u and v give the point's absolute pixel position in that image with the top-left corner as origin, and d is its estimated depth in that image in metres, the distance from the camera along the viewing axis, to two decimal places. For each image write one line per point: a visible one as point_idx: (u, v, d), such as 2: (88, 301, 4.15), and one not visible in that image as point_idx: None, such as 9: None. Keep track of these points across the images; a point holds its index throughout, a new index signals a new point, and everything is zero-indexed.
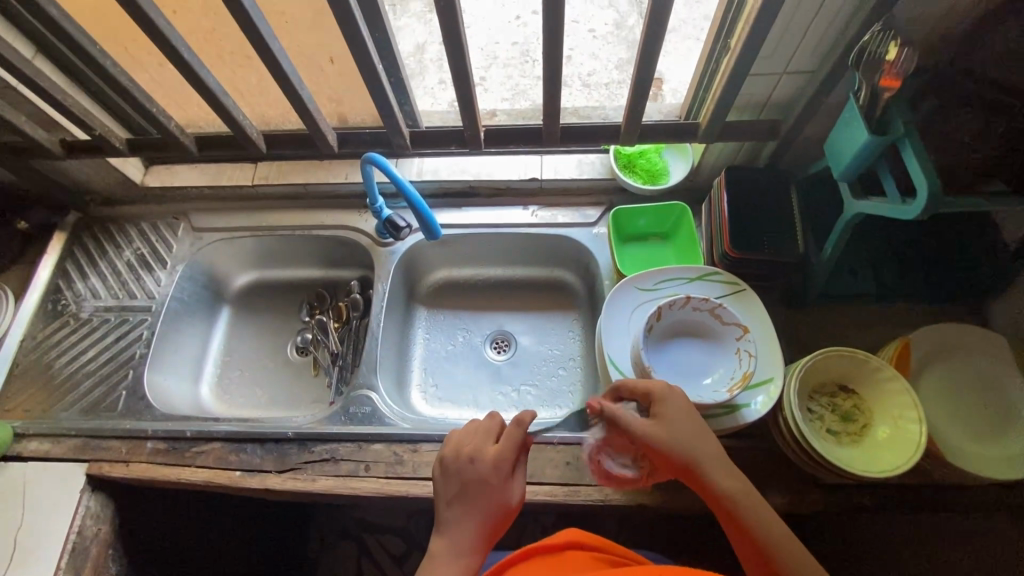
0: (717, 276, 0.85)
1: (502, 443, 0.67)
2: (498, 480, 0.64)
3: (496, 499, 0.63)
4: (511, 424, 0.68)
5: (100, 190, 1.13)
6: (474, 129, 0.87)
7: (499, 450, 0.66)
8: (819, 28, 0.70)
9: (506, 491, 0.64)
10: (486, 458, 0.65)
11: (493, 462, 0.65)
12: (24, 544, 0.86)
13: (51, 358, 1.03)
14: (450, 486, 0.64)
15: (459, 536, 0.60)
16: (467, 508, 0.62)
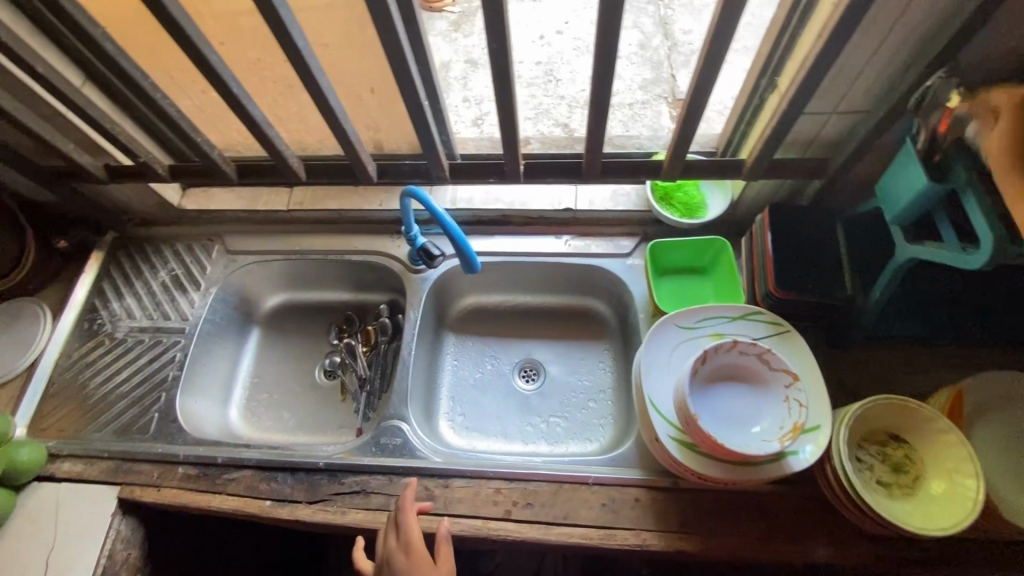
0: (760, 316, 0.83)
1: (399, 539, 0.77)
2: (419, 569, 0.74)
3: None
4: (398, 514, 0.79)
5: (139, 211, 1.14)
6: (514, 162, 0.86)
7: (401, 543, 0.77)
8: (873, 70, 0.68)
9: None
10: (397, 558, 0.75)
11: (404, 559, 0.75)
12: (55, 567, 0.86)
13: (86, 378, 1.04)
14: None
15: None
16: None
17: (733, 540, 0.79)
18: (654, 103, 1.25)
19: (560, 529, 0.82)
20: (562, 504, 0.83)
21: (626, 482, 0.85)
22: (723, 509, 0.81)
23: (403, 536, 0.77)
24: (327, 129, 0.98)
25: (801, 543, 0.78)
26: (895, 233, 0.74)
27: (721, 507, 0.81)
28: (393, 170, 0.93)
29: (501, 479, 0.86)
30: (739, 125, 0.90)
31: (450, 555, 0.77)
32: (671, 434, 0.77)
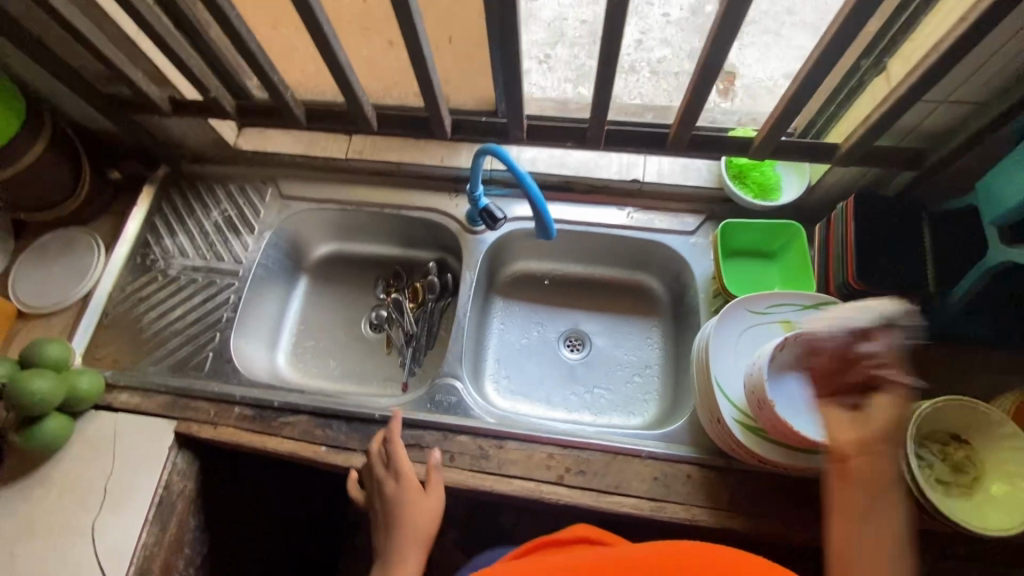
0: (833, 307, 0.82)
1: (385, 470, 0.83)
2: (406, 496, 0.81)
3: (411, 509, 0.80)
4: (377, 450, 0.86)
5: (193, 147, 1.12)
6: (599, 128, 0.84)
7: (388, 473, 0.83)
8: (1007, 60, 0.65)
9: (411, 503, 0.80)
10: (387, 488, 0.82)
11: (393, 489, 0.81)
12: (116, 493, 0.89)
13: (139, 312, 1.04)
14: (380, 517, 0.82)
15: (404, 551, 0.77)
16: (396, 530, 0.79)
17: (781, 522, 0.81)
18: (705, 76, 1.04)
19: (612, 498, 0.84)
20: (615, 474, 0.85)
21: (678, 458, 0.86)
22: (774, 492, 0.83)
23: (391, 466, 0.84)
24: (398, 76, 0.94)
25: None
26: (989, 234, 0.72)
27: (772, 490, 0.82)
28: (468, 127, 0.90)
29: (555, 445, 0.87)
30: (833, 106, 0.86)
31: (439, 481, 0.83)
32: (735, 416, 0.77)
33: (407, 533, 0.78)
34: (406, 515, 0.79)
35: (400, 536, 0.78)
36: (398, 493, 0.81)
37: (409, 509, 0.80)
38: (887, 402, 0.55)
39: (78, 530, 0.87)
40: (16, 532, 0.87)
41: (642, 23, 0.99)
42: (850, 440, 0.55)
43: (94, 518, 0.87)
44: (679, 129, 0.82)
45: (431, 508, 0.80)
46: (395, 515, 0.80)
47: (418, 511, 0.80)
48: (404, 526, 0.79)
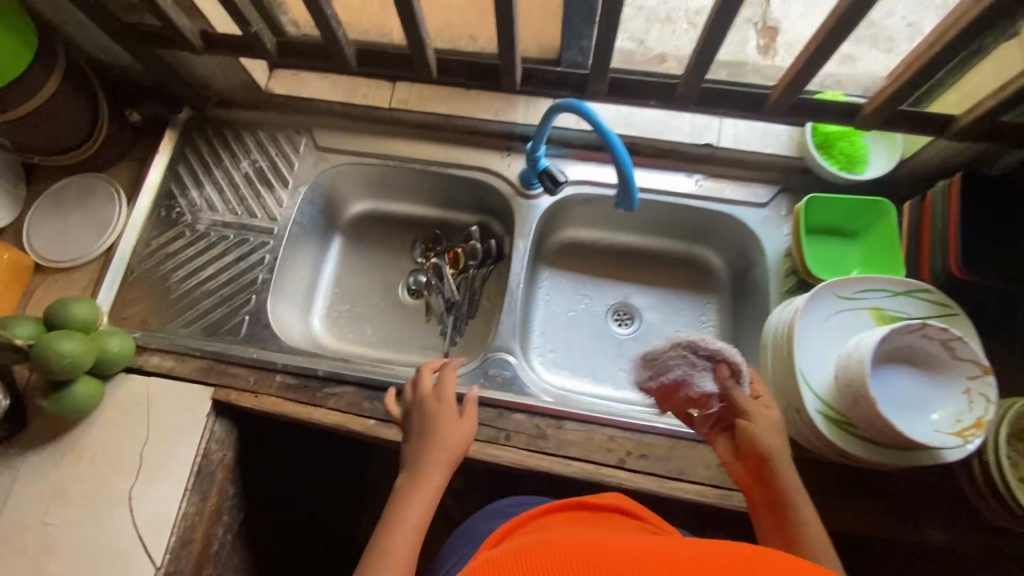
0: (927, 295, 0.76)
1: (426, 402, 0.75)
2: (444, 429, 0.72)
3: (447, 442, 0.70)
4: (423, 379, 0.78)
5: (219, 89, 1.02)
6: (693, 83, 0.72)
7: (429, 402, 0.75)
8: None
9: (447, 425, 0.72)
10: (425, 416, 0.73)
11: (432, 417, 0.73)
12: (153, 460, 0.85)
13: (167, 270, 0.97)
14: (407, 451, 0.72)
15: (423, 486, 0.66)
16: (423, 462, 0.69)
17: (853, 517, 0.77)
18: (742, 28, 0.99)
19: (676, 484, 0.80)
20: (680, 461, 0.81)
21: None
22: (846, 484, 0.79)
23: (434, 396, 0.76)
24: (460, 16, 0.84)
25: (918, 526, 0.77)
26: None
27: (845, 484, 0.79)
28: (537, 77, 0.79)
29: (615, 427, 0.83)
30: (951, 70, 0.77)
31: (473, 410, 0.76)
32: (820, 409, 0.73)
33: (437, 458, 0.68)
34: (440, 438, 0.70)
35: (424, 458, 0.69)
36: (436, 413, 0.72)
37: (444, 430, 0.71)
38: (747, 434, 0.66)
39: (114, 498, 0.83)
40: (49, 498, 0.84)
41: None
42: (740, 470, 0.68)
43: (131, 486, 0.84)
44: (781, 94, 0.72)
45: (464, 436, 0.72)
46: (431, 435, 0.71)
47: (452, 435, 0.71)
48: (433, 448, 0.70)
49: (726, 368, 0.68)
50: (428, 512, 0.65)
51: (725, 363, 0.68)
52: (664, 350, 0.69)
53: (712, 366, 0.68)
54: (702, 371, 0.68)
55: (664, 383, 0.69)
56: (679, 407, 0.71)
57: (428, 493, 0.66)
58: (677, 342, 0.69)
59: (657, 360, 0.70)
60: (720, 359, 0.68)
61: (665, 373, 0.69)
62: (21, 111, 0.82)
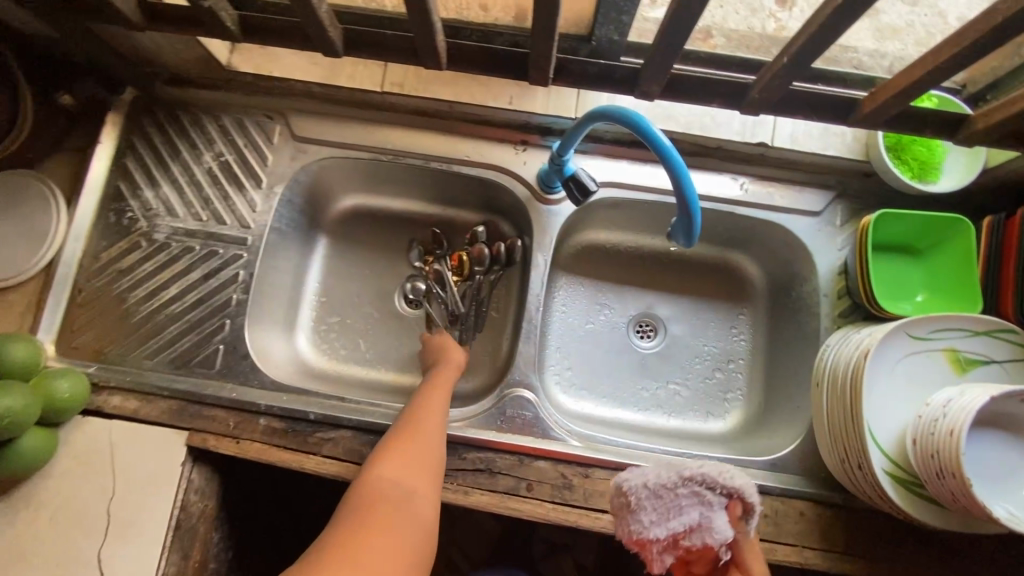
0: (1011, 336, 0.67)
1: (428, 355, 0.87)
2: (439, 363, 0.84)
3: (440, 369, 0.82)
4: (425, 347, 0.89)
5: (170, 64, 0.83)
6: (771, 83, 0.59)
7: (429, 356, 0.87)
8: None
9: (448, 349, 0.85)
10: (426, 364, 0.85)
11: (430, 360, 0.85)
12: (122, 518, 0.74)
13: (122, 289, 0.82)
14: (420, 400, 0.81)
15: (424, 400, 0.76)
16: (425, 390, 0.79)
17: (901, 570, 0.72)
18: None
19: None
20: None
21: (791, 491, 0.75)
22: (896, 535, 0.73)
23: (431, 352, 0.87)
24: None
25: None
26: None
27: (896, 534, 0.72)
28: (571, 70, 0.63)
29: None
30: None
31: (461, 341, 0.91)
32: (885, 467, 0.65)
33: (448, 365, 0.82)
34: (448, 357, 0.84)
35: (436, 371, 0.81)
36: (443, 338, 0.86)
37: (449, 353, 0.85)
38: None
39: (80, 561, 0.73)
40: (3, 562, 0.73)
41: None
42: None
43: (100, 548, 0.73)
44: (883, 104, 0.58)
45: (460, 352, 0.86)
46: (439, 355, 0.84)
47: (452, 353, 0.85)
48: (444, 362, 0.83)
49: (739, 506, 0.64)
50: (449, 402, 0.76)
51: (738, 500, 0.64)
52: (676, 486, 0.64)
53: (727, 505, 0.64)
54: (716, 511, 0.63)
55: (671, 528, 0.63)
56: (679, 553, 0.65)
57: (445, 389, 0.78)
58: (689, 479, 0.64)
59: (663, 501, 0.64)
60: (731, 497, 0.64)
61: (674, 514, 0.64)
62: None
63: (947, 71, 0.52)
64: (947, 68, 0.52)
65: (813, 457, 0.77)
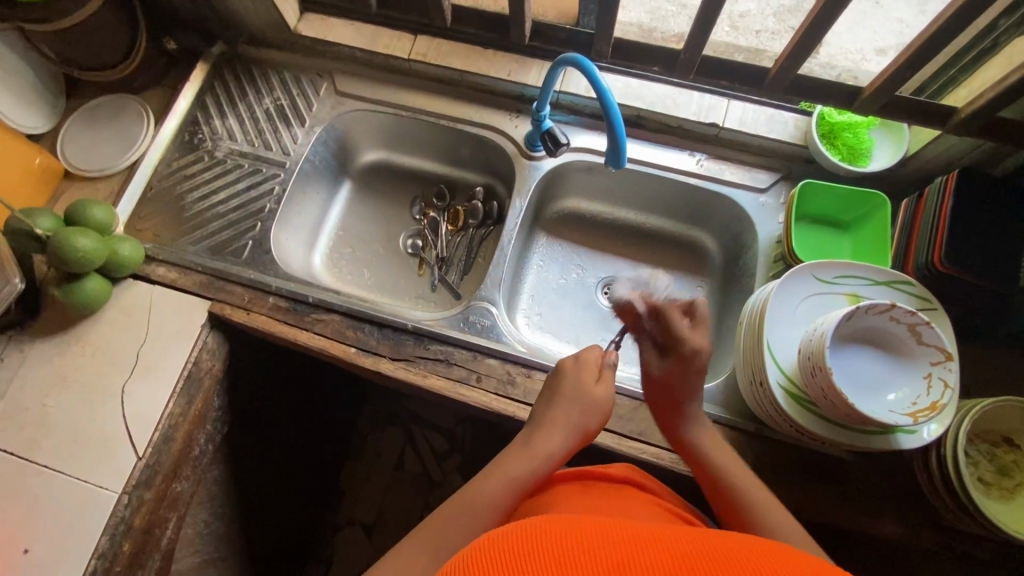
0: (907, 287, 0.75)
1: (596, 392, 0.71)
2: (585, 412, 0.69)
3: (571, 433, 0.68)
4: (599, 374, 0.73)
5: (251, 27, 1.07)
6: (693, 53, 0.77)
7: (586, 392, 0.70)
8: None
9: (589, 391, 0.70)
10: (576, 405, 0.69)
11: (583, 408, 0.69)
12: (147, 360, 0.90)
13: (183, 191, 1.03)
14: (536, 436, 0.67)
15: (518, 470, 0.64)
16: (539, 449, 0.66)
17: (803, 496, 0.78)
18: (784, 35, 1.03)
19: (634, 443, 0.81)
20: (640, 423, 0.83)
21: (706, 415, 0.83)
22: (799, 464, 0.80)
23: (581, 391, 0.70)
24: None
25: (869, 515, 0.77)
26: None
27: (800, 464, 0.80)
28: (546, 34, 0.86)
29: None
30: (953, 70, 0.79)
31: (609, 379, 0.73)
32: (780, 382, 0.74)
33: (569, 425, 0.68)
34: (581, 397, 0.70)
35: (572, 435, 0.68)
36: (592, 393, 0.70)
37: (587, 392, 0.70)
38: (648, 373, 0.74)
39: (109, 389, 0.89)
40: (49, 382, 0.90)
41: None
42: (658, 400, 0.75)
43: (125, 382, 0.89)
44: (776, 70, 0.75)
45: (599, 407, 0.70)
46: (561, 390, 0.70)
47: (590, 418, 0.69)
48: (570, 422, 0.68)
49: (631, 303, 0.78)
50: (544, 462, 0.65)
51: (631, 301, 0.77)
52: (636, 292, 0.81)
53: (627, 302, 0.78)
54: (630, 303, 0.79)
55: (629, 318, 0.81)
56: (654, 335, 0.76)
57: (546, 447, 0.66)
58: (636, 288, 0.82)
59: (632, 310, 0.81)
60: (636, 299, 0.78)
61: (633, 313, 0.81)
62: (62, 23, 0.89)
63: (816, 33, 0.68)
64: (815, 34, 0.68)
65: (735, 393, 0.86)
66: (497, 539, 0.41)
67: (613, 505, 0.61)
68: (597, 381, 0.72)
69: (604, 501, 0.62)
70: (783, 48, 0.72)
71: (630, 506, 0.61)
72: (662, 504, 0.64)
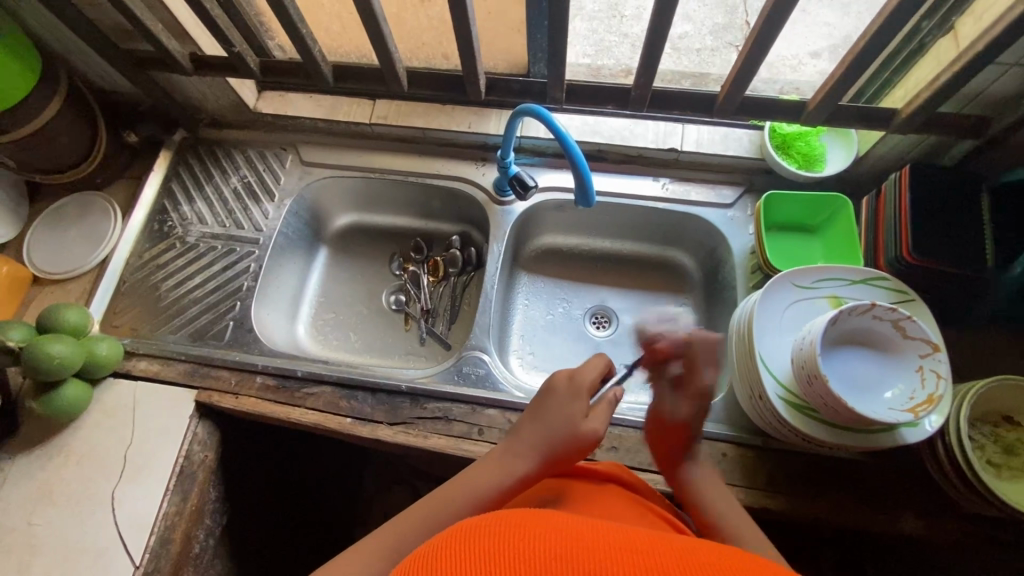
0: (885, 282, 0.77)
1: (581, 423, 0.66)
2: (563, 441, 0.65)
3: (541, 460, 0.65)
4: (599, 403, 0.69)
5: (212, 110, 1.09)
6: (643, 88, 0.79)
7: (567, 418, 0.66)
8: None
9: (570, 418, 0.66)
10: (552, 431, 0.66)
11: (561, 435, 0.65)
12: (135, 462, 0.87)
13: (158, 280, 1.02)
14: (505, 459, 0.66)
15: (478, 491, 0.63)
16: (502, 473, 0.64)
17: (820, 504, 0.77)
18: (724, 51, 1.08)
19: (646, 476, 0.80)
20: (648, 452, 0.82)
21: (714, 436, 0.82)
22: (814, 473, 0.79)
23: (563, 417, 0.66)
24: (440, 32, 0.92)
25: (889, 515, 0.77)
26: None
27: (813, 472, 0.79)
28: (500, 87, 0.88)
29: None
30: (885, 71, 0.84)
31: (602, 411, 0.68)
32: (779, 394, 0.74)
33: (539, 451, 0.65)
34: (562, 424, 0.66)
35: (541, 464, 0.65)
36: (573, 420, 0.66)
37: (570, 420, 0.66)
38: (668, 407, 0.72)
39: (98, 496, 0.85)
40: (34, 499, 0.86)
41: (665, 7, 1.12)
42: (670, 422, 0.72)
43: (115, 487, 0.86)
44: (725, 95, 0.78)
45: (580, 439, 0.65)
46: (539, 410, 0.68)
47: (563, 447, 0.65)
48: (541, 449, 0.65)
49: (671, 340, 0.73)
50: (510, 480, 0.64)
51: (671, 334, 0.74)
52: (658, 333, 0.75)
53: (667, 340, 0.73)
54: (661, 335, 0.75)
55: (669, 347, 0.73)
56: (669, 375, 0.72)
57: (512, 471, 0.64)
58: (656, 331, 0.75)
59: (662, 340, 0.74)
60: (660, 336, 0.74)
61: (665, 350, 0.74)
62: (19, 131, 0.89)
63: (755, 60, 0.72)
64: (754, 61, 0.72)
65: (736, 407, 0.86)
66: (473, 531, 0.42)
67: (601, 505, 0.61)
68: (585, 411, 0.67)
69: (595, 502, 0.61)
70: (727, 74, 0.76)
71: (615, 506, 0.62)
72: (645, 504, 0.64)
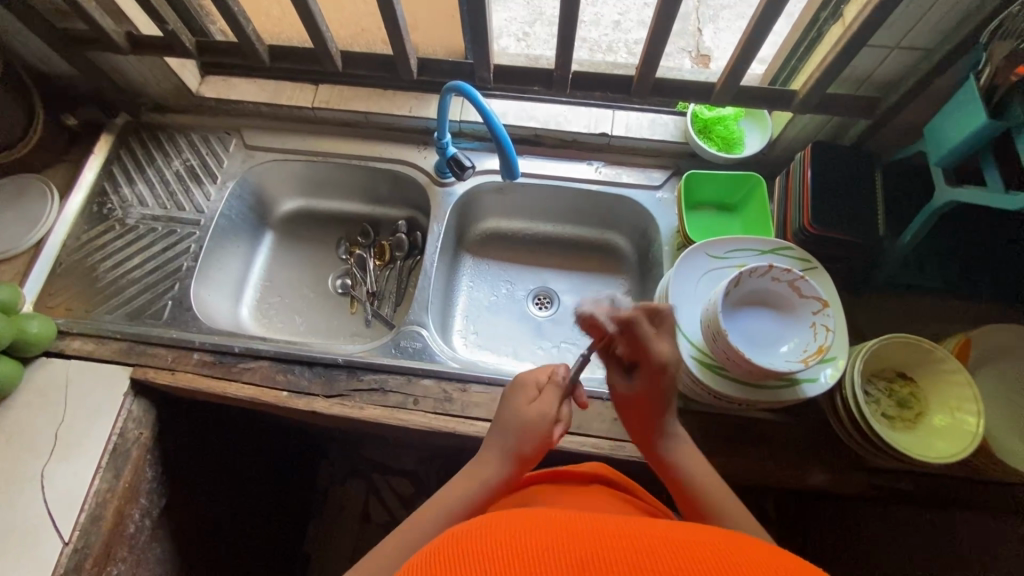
0: (789, 251, 0.83)
1: (533, 412, 0.67)
2: (520, 435, 0.66)
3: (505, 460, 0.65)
4: (547, 390, 0.69)
5: (154, 94, 1.10)
6: (564, 70, 0.84)
7: (518, 416, 0.67)
8: (938, 10, 0.68)
9: (521, 413, 0.67)
10: (508, 429, 0.66)
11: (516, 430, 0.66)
12: (66, 439, 0.86)
13: (96, 261, 1.02)
14: (476, 472, 0.65)
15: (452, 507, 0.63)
16: (472, 484, 0.64)
17: (735, 460, 0.82)
18: (679, 57, 1.11)
19: (572, 438, 0.84)
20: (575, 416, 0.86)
21: None
22: (730, 432, 0.84)
23: (514, 415, 0.67)
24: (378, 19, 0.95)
25: (798, 470, 0.82)
26: (936, 176, 0.75)
27: (728, 432, 0.84)
28: (432, 68, 0.92)
29: None
30: (790, 58, 0.91)
31: (551, 394, 0.69)
32: (692, 354, 0.78)
33: (504, 454, 0.65)
34: (513, 420, 0.67)
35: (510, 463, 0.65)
36: (524, 414, 0.66)
37: (517, 413, 0.67)
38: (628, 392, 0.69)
39: (26, 476, 0.84)
40: None
41: (620, 12, 1.15)
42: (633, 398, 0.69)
43: (44, 466, 0.85)
44: (639, 76, 0.83)
45: (532, 429, 0.66)
46: (496, 417, 0.69)
47: (524, 444, 0.65)
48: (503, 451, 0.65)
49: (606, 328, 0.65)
50: (481, 489, 0.64)
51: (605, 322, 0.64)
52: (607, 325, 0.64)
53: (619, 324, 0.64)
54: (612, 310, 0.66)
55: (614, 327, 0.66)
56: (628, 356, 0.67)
57: (482, 481, 0.64)
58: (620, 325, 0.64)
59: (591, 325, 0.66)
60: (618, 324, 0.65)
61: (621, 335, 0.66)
62: None
63: (661, 42, 0.77)
64: (660, 43, 0.77)
65: None
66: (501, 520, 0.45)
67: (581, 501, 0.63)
68: (534, 401, 0.68)
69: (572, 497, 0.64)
70: (639, 58, 0.81)
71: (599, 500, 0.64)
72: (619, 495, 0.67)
